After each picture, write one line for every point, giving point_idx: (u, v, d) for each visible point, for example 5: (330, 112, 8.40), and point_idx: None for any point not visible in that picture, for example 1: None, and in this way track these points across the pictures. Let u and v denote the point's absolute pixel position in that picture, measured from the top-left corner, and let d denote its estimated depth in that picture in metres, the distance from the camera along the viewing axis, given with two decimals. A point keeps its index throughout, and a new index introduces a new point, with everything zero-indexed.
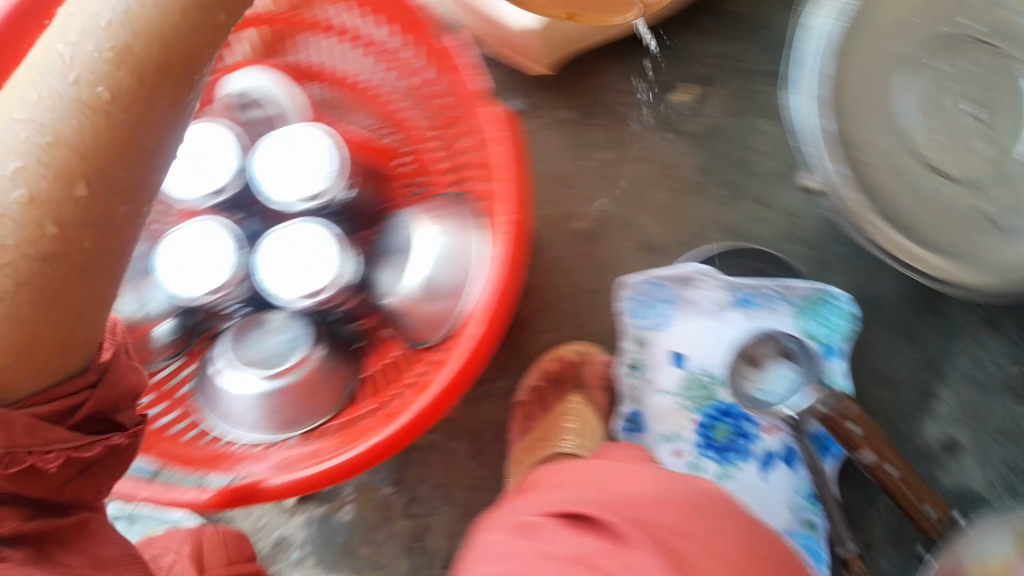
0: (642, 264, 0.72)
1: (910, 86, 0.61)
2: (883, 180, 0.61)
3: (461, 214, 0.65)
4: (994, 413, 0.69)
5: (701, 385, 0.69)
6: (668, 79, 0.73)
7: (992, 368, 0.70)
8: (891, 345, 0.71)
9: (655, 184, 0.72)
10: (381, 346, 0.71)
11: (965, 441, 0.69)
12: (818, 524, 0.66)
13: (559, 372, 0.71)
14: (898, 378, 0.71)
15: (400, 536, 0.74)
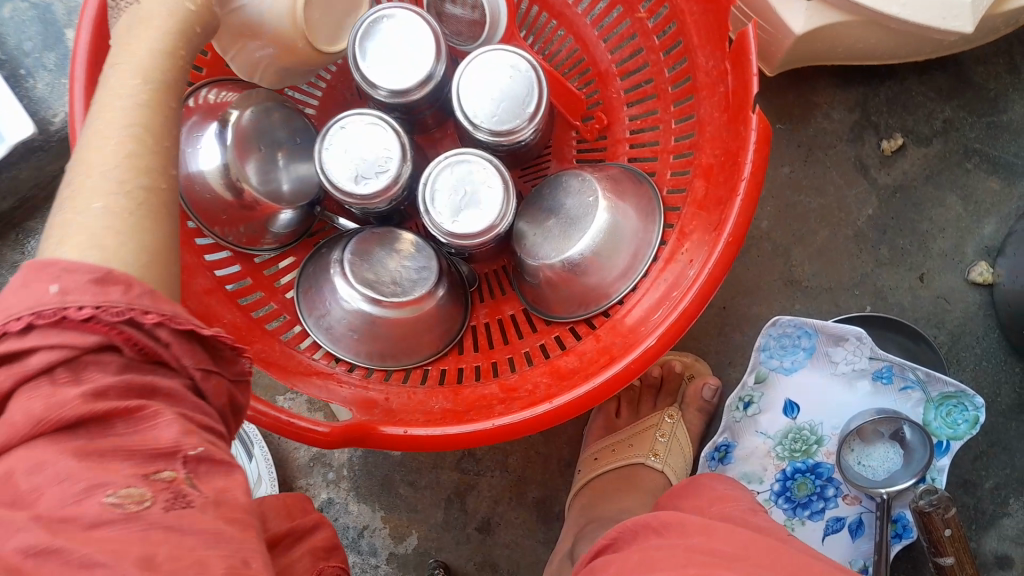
0: (778, 296, 0.69)
1: None
2: None
3: (644, 199, 0.60)
4: None
5: (801, 439, 0.67)
6: (876, 117, 0.69)
7: None
8: (989, 449, 0.69)
9: (820, 222, 0.69)
10: (496, 299, 0.66)
11: (1019, 561, 0.69)
12: None
13: (661, 379, 0.70)
14: (983, 481, 0.69)
15: (444, 486, 0.70)
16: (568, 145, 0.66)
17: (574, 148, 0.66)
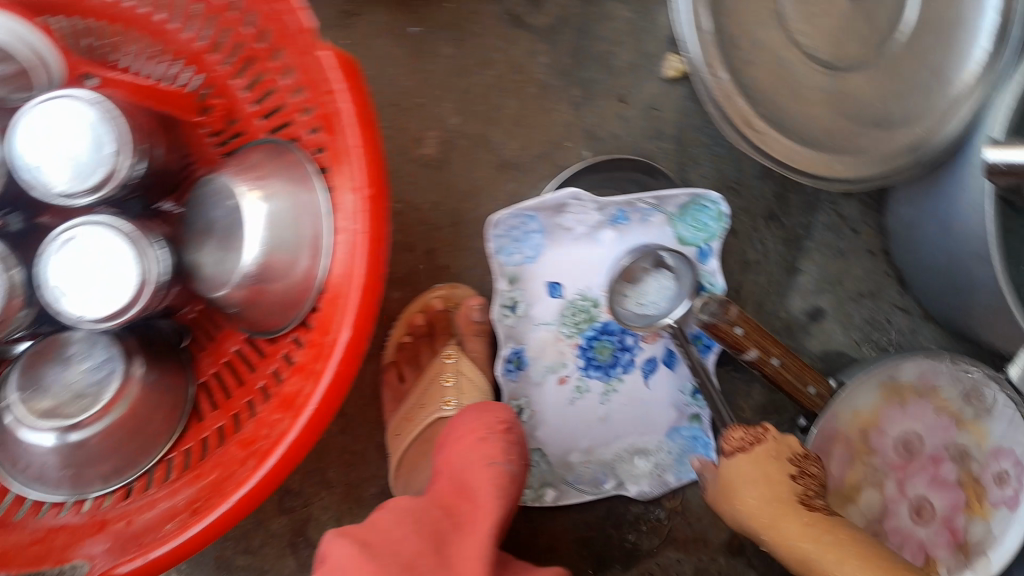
0: (498, 186, 0.64)
1: None
2: (776, 88, 0.53)
3: (293, 167, 0.52)
4: (855, 278, 0.69)
5: (581, 310, 0.65)
6: None
7: (851, 234, 0.69)
8: (758, 226, 0.68)
9: (503, 93, 0.64)
10: (216, 341, 0.60)
11: (829, 309, 0.69)
12: (700, 416, 0.67)
13: (430, 322, 0.64)
14: (767, 257, 0.68)
15: (279, 537, 0.65)
16: (208, 146, 0.58)
17: (216, 146, 0.58)
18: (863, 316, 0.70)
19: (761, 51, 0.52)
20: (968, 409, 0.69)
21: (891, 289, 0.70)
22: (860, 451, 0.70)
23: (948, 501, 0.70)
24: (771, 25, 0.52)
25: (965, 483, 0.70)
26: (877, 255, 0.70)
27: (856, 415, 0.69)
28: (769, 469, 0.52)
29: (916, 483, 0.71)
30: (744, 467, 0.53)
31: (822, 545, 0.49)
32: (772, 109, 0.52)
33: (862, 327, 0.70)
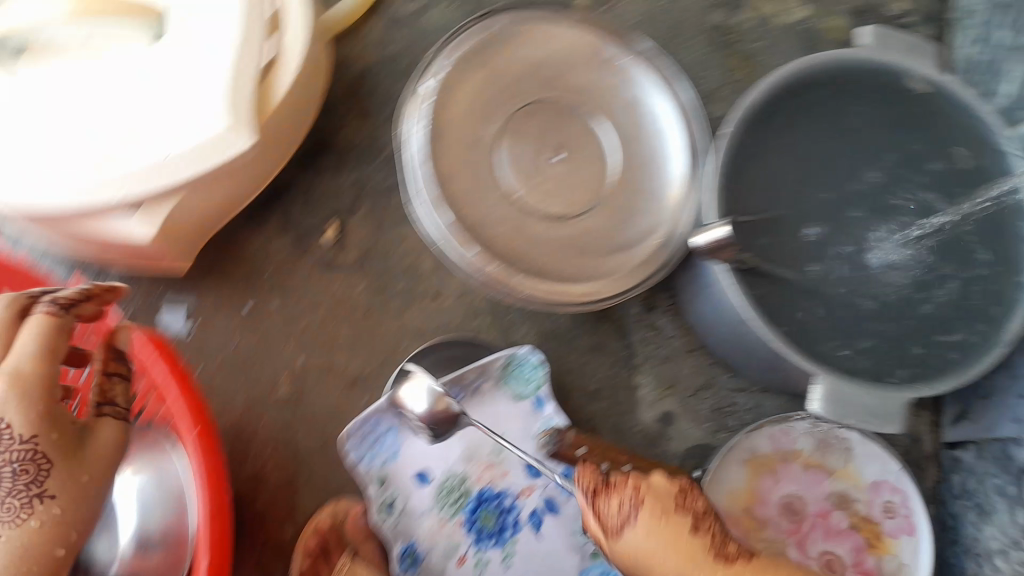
0: (352, 403, 0.74)
1: (502, 163, 0.68)
2: (524, 249, 0.66)
3: None
4: (686, 375, 0.79)
5: (452, 489, 0.71)
6: (307, 223, 0.76)
7: (668, 340, 0.80)
8: (587, 360, 0.78)
9: (335, 323, 0.75)
10: None
11: (675, 410, 0.78)
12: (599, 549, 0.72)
13: (323, 541, 0.68)
14: (603, 384, 0.78)
15: None
16: None
17: None
18: (709, 405, 0.79)
19: (501, 225, 0.66)
20: (834, 459, 0.77)
21: (720, 374, 0.79)
22: (750, 528, 0.75)
23: (849, 546, 0.76)
24: (501, 204, 0.67)
25: (858, 524, 0.76)
26: (697, 349, 0.80)
27: (735, 497, 0.76)
28: (661, 520, 0.59)
29: (815, 543, 0.76)
30: (649, 521, 0.59)
31: (687, 559, 0.58)
32: (527, 266, 0.65)
33: (710, 415, 0.79)
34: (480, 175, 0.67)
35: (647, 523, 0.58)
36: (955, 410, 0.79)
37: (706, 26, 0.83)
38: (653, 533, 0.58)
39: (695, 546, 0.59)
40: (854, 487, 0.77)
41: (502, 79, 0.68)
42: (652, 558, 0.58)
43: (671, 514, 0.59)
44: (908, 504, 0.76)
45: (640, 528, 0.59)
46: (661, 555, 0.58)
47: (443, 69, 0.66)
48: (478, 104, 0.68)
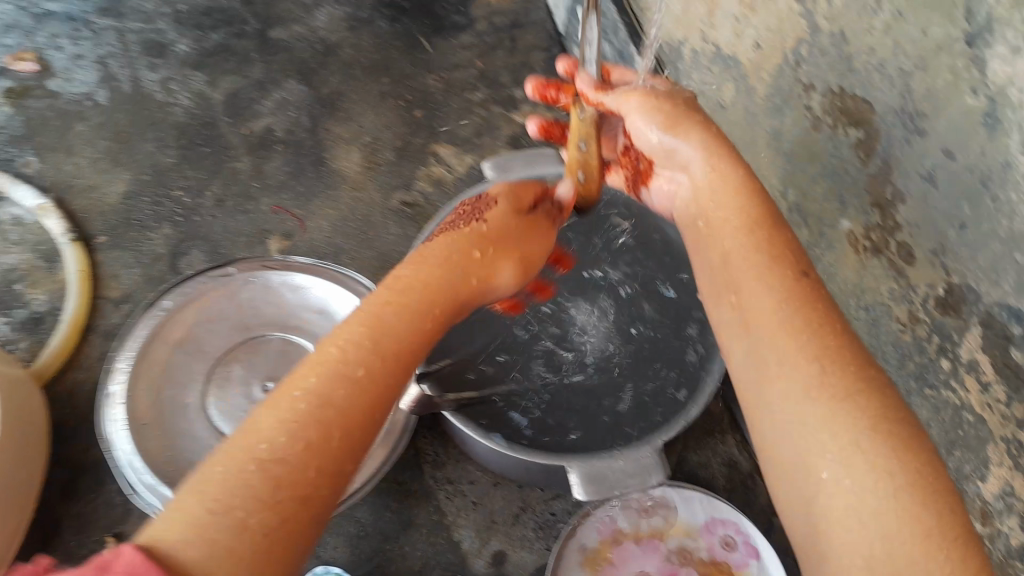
0: None
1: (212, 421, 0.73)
2: None
3: None
4: (498, 509, 0.80)
5: None
6: (82, 546, 0.72)
7: (471, 485, 0.82)
8: (402, 541, 0.79)
9: None
10: None
11: (505, 547, 0.79)
12: None
13: None
14: (428, 556, 0.78)
15: None
16: None
17: None
18: (533, 524, 0.80)
19: None
20: (659, 520, 0.77)
21: (530, 492, 0.82)
22: None
23: None
24: None
25: (707, 570, 0.75)
26: (502, 482, 0.82)
27: None
28: (763, 228, 0.53)
29: None
30: (725, 198, 0.55)
31: (788, 303, 0.48)
32: None
33: (538, 535, 0.79)
34: (198, 437, 0.72)
35: (742, 173, 0.56)
36: (750, 424, 0.80)
37: (389, 210, 0.93)
38: (714, 159, 0.57)
39: (827, 313, 0.47)
40: (688, 537, 0.76)
41: (186, 347, 0.76)
42: (733, 265, 0.52)
43: (746, 189, 0.55)
44: (741, 531, 0.76)
45: (693, 150, 0.57)
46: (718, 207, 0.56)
47: (123, 370, 0.72)
48: (170, 378, 0.74)
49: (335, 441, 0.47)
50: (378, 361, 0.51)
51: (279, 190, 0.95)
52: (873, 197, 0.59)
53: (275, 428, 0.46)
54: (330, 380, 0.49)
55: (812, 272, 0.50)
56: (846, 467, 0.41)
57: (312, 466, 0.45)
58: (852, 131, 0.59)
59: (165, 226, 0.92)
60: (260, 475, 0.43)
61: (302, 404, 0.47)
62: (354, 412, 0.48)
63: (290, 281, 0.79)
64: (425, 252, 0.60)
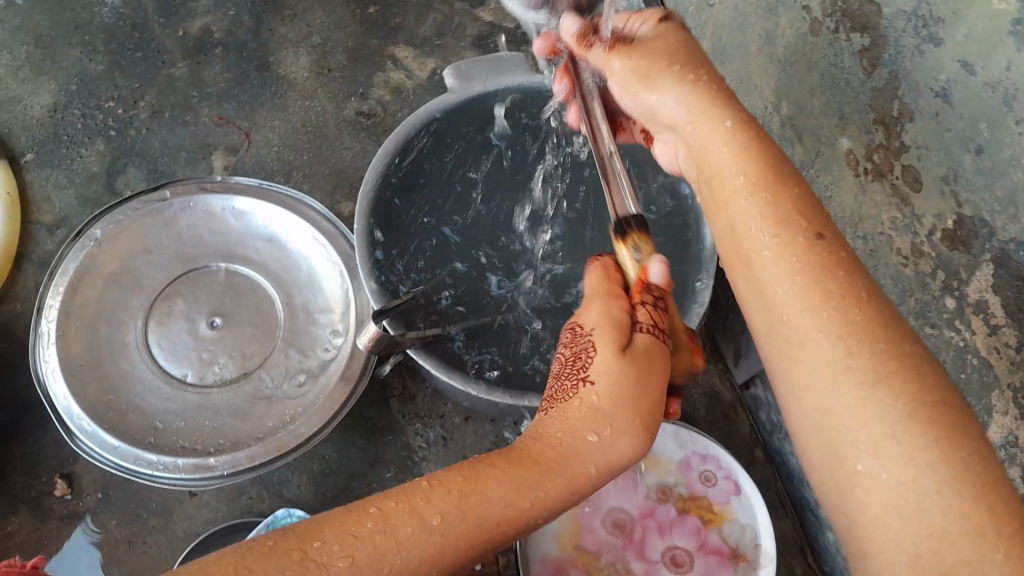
0: None
1: (154, 361, 0.64)
2: (211, 427, 0.62)
3: None
4: (471, 445, 0.73)
5: None
6: (31, 488, 0.68)
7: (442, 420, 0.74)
8: None
9: None
10: None
11: None
12: None
13: None
14: None
15: None
16: None
17: None
18: None
19: (177, 420, 0.62)
20: None
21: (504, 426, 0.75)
22: (589, 563, 0.69)
23: (686, 533, 0.71)
24: (168, 398, 0.63)
25: (685, 507, 0.72)
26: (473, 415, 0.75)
27: (562, 539, 0.69)
28: (765, 183, 0.43)
29: (654, 544, 0.70)
30: (718, 146, 0.46)
31: (806, 278, 0.39)
32: (218, 442, 0.61)
33: None
34: (138, 379, 0.63)
35: (732, 119, 0.46)
36: (732, 353, 0.77)
37: (342, 120, 0.86)
38: (693, 95, 0.48)
39: (850, 280, 0.38)
40: (667, 473, 0.73)
41: (123, 280, 0.67)
42: (741, 227, 0.43)
43: (743, 135, 0.45)
44: (721, 466, 0.72)
45: (679, 91, 0.48)
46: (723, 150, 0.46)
47: (52, 308, 0.63)
48: (106, 314, 0.65)
49: (453, 565, 0.34)
50: (549, 448, 0.38)
51: (222, 99, 0.87)
52: (876, 114, 0.52)
53: (441, 502, 0.35)
54: (494, 462, 0.37)
55: (828, 229, 0.40)
56: (880, 462, 0.34)
57: (469, 523, 0.35)
58: (856, 37, 0.52)
59: (98, 141, 0.84)
60: (445, 505, 0.35)
61: (526, 486, 0.37)
62: (471, 542, 0.35)
63: (233, 205, 0.69)
64: (614, 454, 0.39)
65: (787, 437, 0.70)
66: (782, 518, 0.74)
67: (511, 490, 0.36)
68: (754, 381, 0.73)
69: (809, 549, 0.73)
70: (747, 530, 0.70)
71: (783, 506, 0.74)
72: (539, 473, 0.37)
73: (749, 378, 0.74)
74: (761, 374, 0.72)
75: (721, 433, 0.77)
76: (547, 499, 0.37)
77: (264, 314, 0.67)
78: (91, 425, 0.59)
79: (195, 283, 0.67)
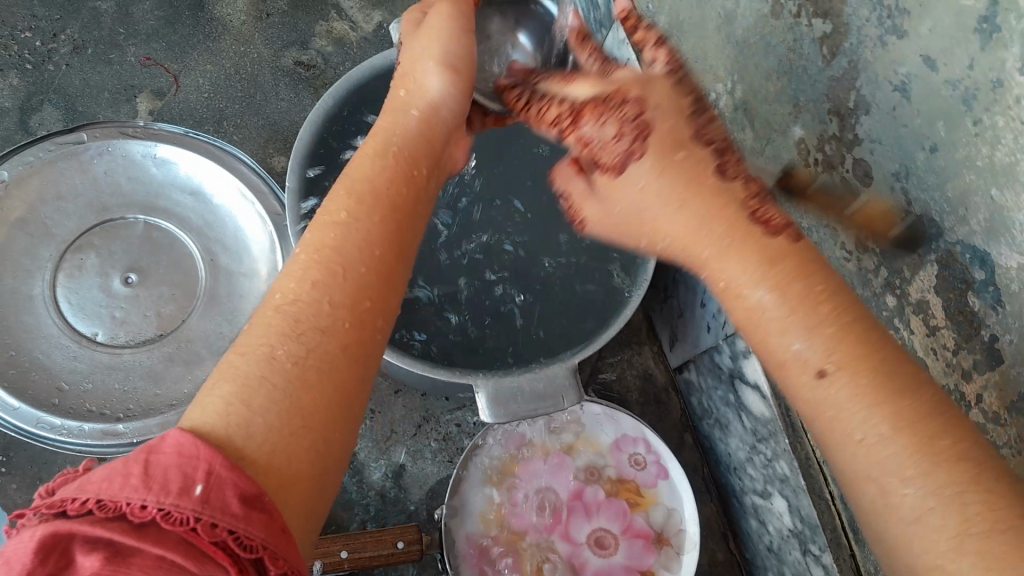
0: None
1: (62, 316, 0.60)
2: (121, 391, 0.58)
3: None
4: (399, 418, 0.72)
5: None
6: None
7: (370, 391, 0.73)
8: None
9: None
10: None
11: (405, 456, 0.71)
12: None
13: None
14: None
15: None
16: None
17: None
18: (436, 435, 0.73)
19: (83, 381, 0.58)
20: (567, 437, 0.72)
21: (434, 401, 0.74)
22: (513, 543, 0.68)
23: (613, 515, 0.69)
24: (75, 356, 0.59)
25: (614, 489, 0.70)
26: (402, 390, 0.74)
27: (487, 519, 0.68)
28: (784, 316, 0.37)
29: (580, 526, 0.69)
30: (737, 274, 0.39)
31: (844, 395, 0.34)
32: (127, 407, 0.58)
33: (441, 446, 0.72)
34: (43, 334, 0.59)
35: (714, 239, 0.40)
36: (668, 335, 0.75)
37: (279, 69, 0.82)
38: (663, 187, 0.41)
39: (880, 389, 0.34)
40: (597, 454, 0.72)
41: (30, 227, 0.62)
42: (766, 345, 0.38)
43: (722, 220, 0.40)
44: (652, 450, 0.71)
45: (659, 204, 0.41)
46: (656, 211, 0.41)
47: None
48: (8, 262, 0.61)
49: (332, 346, 0.35)
50: (391, 168, 0.43)
51: (150, 38, 0.81)
52: (832, 103, 0.51)
53: (314, 285, 0.36)
54: (381, 168, 0.42)
55: (839, 359, 0.35)
56: (947, 554, 0.31)
57: (358, 288, 0.37)
58: (818, 23, 0.51)
59: (12, 75, 0.78)
60: (280, 319, 0.35)
61: (308, 288, 0.36)
62: (360, 302, 0.37)
63: (154, 152, 0.65)
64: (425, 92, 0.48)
65: (717, 424, 0.70)
66: (706, 503, 0.74)
67: (338, 227, 0.39)
68: (688, 365, 0.72)
69: (731, 534, 0.73)
70: (672, 514, 0.69)
71: (709, 490, 0.75)
72: (319, 263, 0.37)
73: (682, 362, 0.73)
74: (696, 358, 0.71)
75: (652, 415, 0.76)
76: (322, 266, 0.37)
77: (186, 271, 0.63)
78: None
79: (108, 237, 0.63)
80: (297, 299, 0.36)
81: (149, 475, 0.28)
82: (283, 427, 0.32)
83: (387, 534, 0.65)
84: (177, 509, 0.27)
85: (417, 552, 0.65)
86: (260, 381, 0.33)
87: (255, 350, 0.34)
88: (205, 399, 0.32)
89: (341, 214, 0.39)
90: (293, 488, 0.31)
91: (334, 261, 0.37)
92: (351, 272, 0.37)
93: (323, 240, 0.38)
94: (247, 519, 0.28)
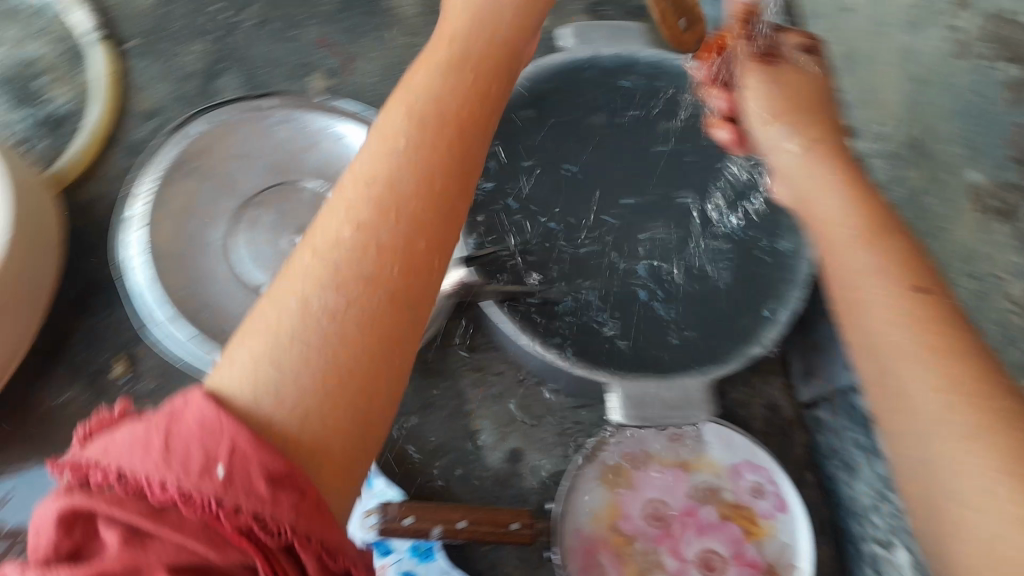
0: None
1: (233, 265, 0.65)
2: None
3: None
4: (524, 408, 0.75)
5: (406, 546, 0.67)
6: (89, 363, 0.69)
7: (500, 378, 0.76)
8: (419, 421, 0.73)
9: None
10: None
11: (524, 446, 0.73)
12: None
13: None
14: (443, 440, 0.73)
15: None
16: None
17: None
18: (555, 429, 0.74)
19: None
20: (686, 453, 0.73)
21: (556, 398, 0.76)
22: (620, 547, 0.69)
23: (724, 539, 0.69)
24: (243, 304, 0.63)
25: (730, 514, 0.70)
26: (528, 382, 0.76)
27: (598, 520, 0.70)
28: (861, 242, 0.45)
29: (689, 542, 0.69)
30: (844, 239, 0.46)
31: (889, 302, 0.42)
32: None
33: (559, 440, 0.74)
34: (216, 280, 0.64)
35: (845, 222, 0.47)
36: (805, 368, 0.77)
37: None
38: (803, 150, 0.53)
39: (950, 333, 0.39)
40: (714, 476, 0.72)
41: (213, 179, 0.67)
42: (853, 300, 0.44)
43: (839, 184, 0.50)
44: (773, 480, 0.71)
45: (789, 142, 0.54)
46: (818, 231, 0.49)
47: (144, 193, 0.63)
48: (188, 209, 0.65)
49: (376, 297, 0.40)
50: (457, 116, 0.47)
51: (329, 21, 0.86)
52: (1016, 147, 0.51)
53: (350, 233, 0.41)
54: (436, 111, 0.46)
55: (927, 282, 0.42)
56: (961, 453, 0.36)
57: (387, 250, 0.41)
58: (1010, 66, 0.51)
59: (200, 42, 0.84)
60: (323, 266, 0.40)
61: (374, 230, 0.41)
62: (399, 254, 0.41)
63: (337, 130, 0.69)
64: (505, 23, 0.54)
65: (845, 465, 0.71)
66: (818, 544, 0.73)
67: (396, 169, 0.43)
68: (822, 402, 0.73)
69: None
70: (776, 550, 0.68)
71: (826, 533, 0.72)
72: (353, 207, 0.42)
73: (817, 398, 0.75)
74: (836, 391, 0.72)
75: (775, 449, 0.75)
76: (380, 208, 0.42)
77: None
78: (169, 313, 0.60)
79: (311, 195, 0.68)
80: (363, 241, 0.41)
81: (170, 450, 0.32)
82: (312, 386, 0.37)
83: (503, 512, 0.67)
84: (199, 492, 0.31)
85: (530, 536, 0.67)
86: (318, 343, 0.38)
87: (292, 290, 0.40)
88: (235, 350, 0.38)
89: (405, 164, 0.44)
90: (329, 465, 0.36)
91: (401, 218, 0.42)
92: (390, 221, 0.42)
93: (366, 199, 0.42)
94: (280, 512, 0.32)
